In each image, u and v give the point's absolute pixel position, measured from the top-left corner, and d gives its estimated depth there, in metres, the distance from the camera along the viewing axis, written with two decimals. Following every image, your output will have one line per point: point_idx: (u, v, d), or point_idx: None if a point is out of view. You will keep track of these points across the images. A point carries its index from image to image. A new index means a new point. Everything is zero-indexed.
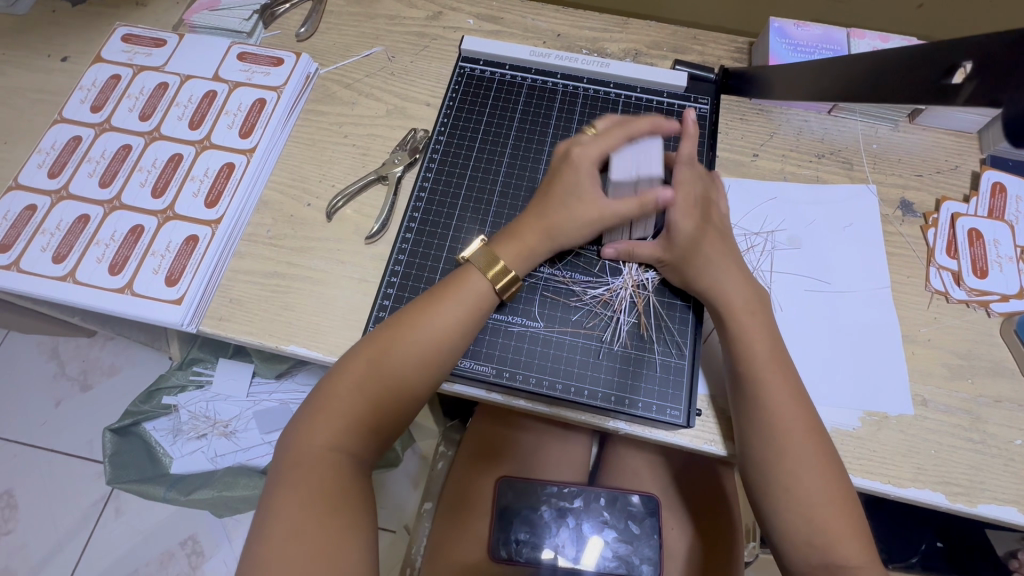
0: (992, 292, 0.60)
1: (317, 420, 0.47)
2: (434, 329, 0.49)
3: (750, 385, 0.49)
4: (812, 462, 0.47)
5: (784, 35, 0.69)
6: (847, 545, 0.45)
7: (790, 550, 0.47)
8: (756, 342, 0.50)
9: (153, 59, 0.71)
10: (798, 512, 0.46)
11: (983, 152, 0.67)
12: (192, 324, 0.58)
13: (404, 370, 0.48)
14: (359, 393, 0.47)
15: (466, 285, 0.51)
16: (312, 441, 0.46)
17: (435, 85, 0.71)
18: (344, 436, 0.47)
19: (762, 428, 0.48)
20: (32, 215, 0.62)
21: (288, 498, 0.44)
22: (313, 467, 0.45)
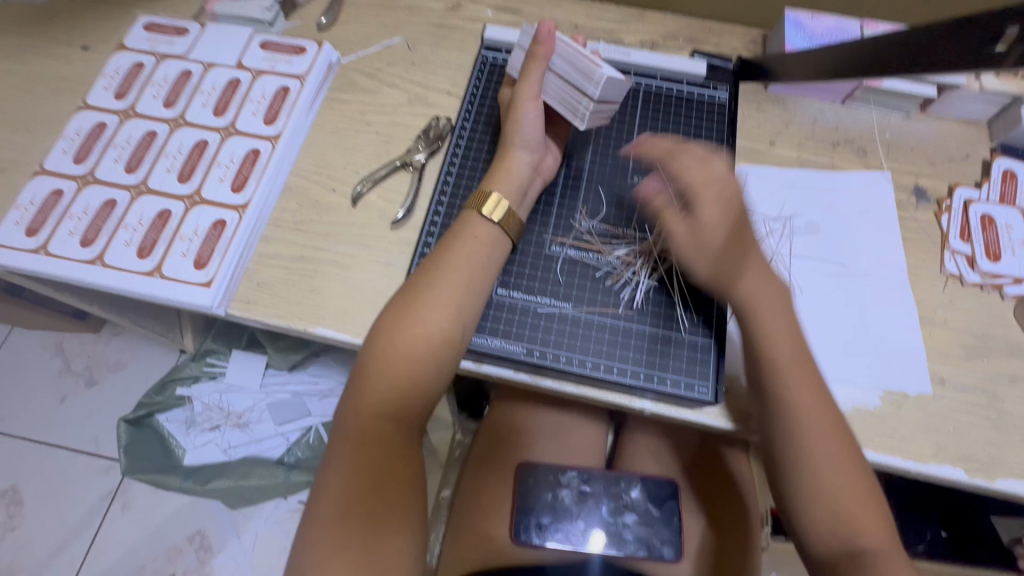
0: (1005, 275, 0.62)
1: (359, 390, 0.47)
2: (453, 280, 0.50)
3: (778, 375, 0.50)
4: (838, 453, 0.48)
5: (799, 26, 0.70)
6: (862, 528, 0.47)
7: (807, 531, 0.48)
8: (779, 335, 0.51)
9: (176, 47, 0.71)
10: (819, 495, 0.48)
11: (993, 140, 0.69)
12: (221, 307, 0.59)
13: (430, 321, 0.48)
14: (391, 352, 0.47)
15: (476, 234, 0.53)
16: (353, 407, 0.47)
17: (455, 74, 0.72)
18: (387, 401, 0.47)
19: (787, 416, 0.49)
20: (58, 200, 0.62)
21: (338, 466, 0.45)
22: (358, 432, 0.46)
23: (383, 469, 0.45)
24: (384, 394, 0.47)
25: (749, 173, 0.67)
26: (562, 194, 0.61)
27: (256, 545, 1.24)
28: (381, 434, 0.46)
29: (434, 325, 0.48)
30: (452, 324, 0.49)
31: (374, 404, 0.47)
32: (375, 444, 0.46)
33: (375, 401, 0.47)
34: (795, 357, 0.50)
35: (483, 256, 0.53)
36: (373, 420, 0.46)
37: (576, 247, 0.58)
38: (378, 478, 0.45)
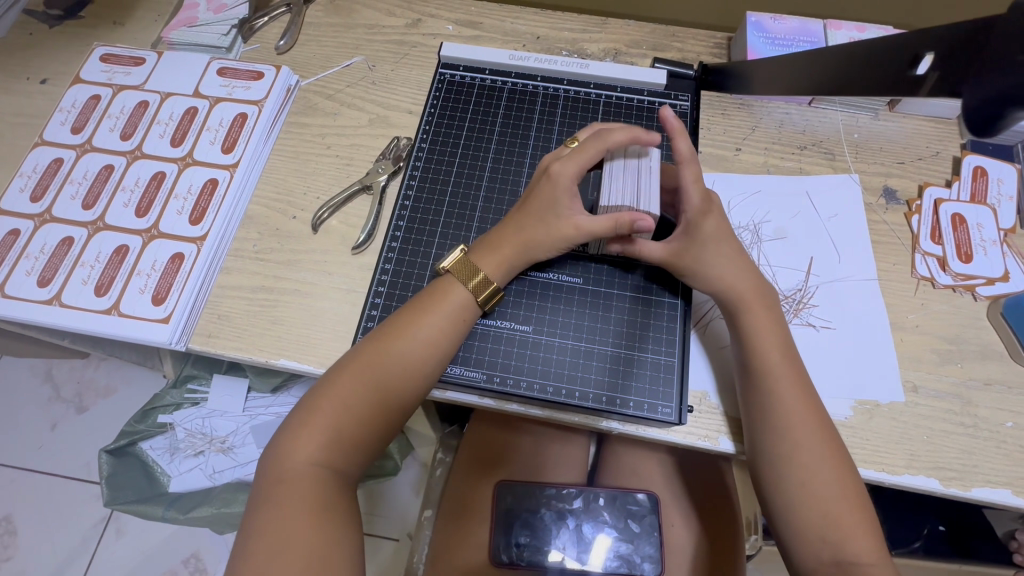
0: (978, 276, 0.61)
1: (301, 439, 0.47)
2: (417, 342, 0.50)
3: (764, 382, 0.49)
4: (829, 464, 0.47)
5: (761, 30, 0.69)
6: (858, 543, 0.45)
7: (799, 546, 0.46)
8: (768, 346, 0.50)
9: (132, 77, 0.71)
10: (811, 508, 0.46)
11: (964, 136, 0.67)
12: (180, 342, 0.58)
13: (388, 378, 0.49)
14: (342, 404, 0.48)
15: (447, 297, 0.51)
16: (298, 450, 0.46)
17: (416, 92, 0.72)
18: (330, 452, 0.47)
19: (764, 420, 0.48)
20: (15, 240, 0.61)
21: (277, 509, 0.44)
22: (297, 475, 0.46)
23: (323, 514, 0.45)
24: (326, 446, 0.47)
25: (716, 181, 0.66)
26: None
27: None
28: (323, 480, 0.46)
29: (393, 385, 0.49)
30: (411, 383, 0.49)
31: (314, 454, 0.47)
32: (314, 489, 0.45)
33: (319, 449, 0.47)
34: (782, 357, 0.50)
35: (451, 318, 0.51)
36: (317, 465, 0.46)
37: (536, 268, 0.57)
38: (316, 523, 0.44)
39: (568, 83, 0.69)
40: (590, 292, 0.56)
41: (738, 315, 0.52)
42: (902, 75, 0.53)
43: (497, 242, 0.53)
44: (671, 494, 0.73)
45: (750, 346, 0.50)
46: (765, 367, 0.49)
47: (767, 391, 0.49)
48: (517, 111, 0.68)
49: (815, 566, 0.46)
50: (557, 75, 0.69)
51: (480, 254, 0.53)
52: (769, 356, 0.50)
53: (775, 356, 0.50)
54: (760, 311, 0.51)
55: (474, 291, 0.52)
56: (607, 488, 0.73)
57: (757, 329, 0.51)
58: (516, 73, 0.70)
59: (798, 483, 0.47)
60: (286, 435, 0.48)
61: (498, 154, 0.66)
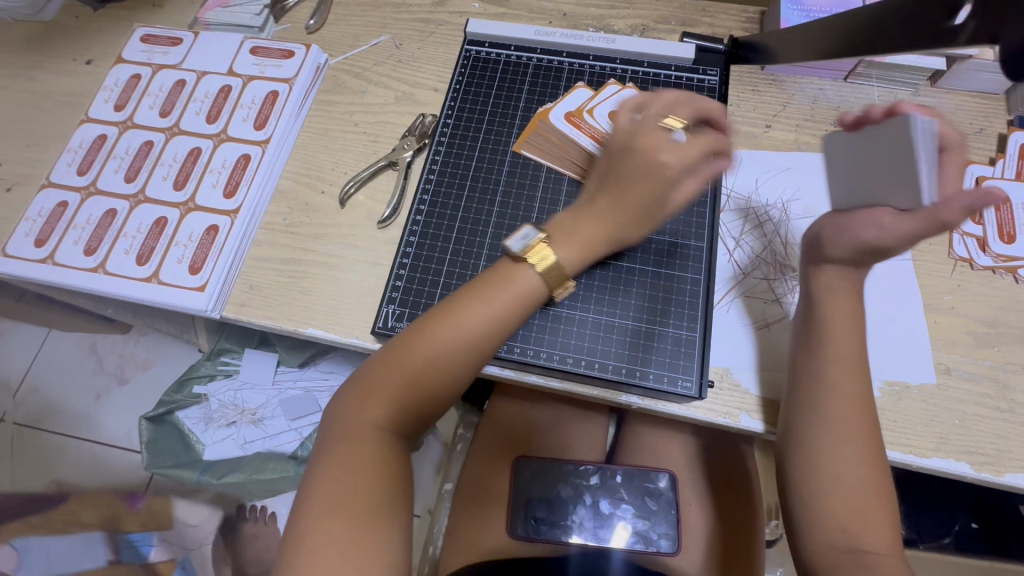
0: (1020, 258, 0.58)
1: (367, 400, 0.48)
2: (482, 312, 0.48)
3: (817, 375, 0.48)
4: (866, 462, 0.46)
5: (796, 2, 0.67)
6: (874, 533, 0.44)
7: (815, 530, 0.46)
8: (841, 346, 0.48)
9: (170, 57, 0.73)
10: (834, 500, 0.45)
11: (1011, 113, 0.64)
12: (215, 310, 0.61)
13: (452, 351, 0.48)
14: (405, 371, 0.48)
15: (519, 274, 0.49)
16: (367, 408, 0.48)
17: (442, 70, 0.72)
18: (392, 415, 0.48)
19: (815, 411, 0.47)
20: (64, 211, 0.65)
21: (336, 467, 0.45)
22: (362, 434, 0.47)
23: (383, 478, 0.46)
24: (392, 408, 0.48)
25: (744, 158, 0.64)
26: (542, 192, 0.63)
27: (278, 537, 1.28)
28: (386, 443, 0.48)
29: (456, 356, 0.48)
30: (472, 354, 0.49)
31: (375, 415, 0.48)
32: (377, 453, 0.47)
33: (383, 412, 0.48)
34: (854, 355, 0.48)
35: (522, 301, 0.49)
36: (378, 428, 0.48)
37: None
38: (370, 488, 0.45)
39: (594, 59, 0.68)
40: (606, 261, 0.56)
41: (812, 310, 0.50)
42: (934, 28, 0.44)
43: (576, 230, 0.51)
44: (687, 476, 0.73)
45: (829, 341, 0.48)
46: (830, 362, 0.48)
47: (822, 386, 0.47)
48: (543, 87, 0.68)
49: (824, 550, 0.45)
50: (583, 50, 0.69)
51: (558, 241, 0.51)
52: (836, 353, 0.48)
53: (846, 352, 0.48)
54: (837, 313, 0.49)
55: (548, 281, 0.49)
56: (625, 467, 0.74)
57: (831, 324, 0.49)
58: (541, 49, 0.70)
59: (830, 475, 0.46)
60: (352, 396, 0.49)
61: (522, 129, 0.66)
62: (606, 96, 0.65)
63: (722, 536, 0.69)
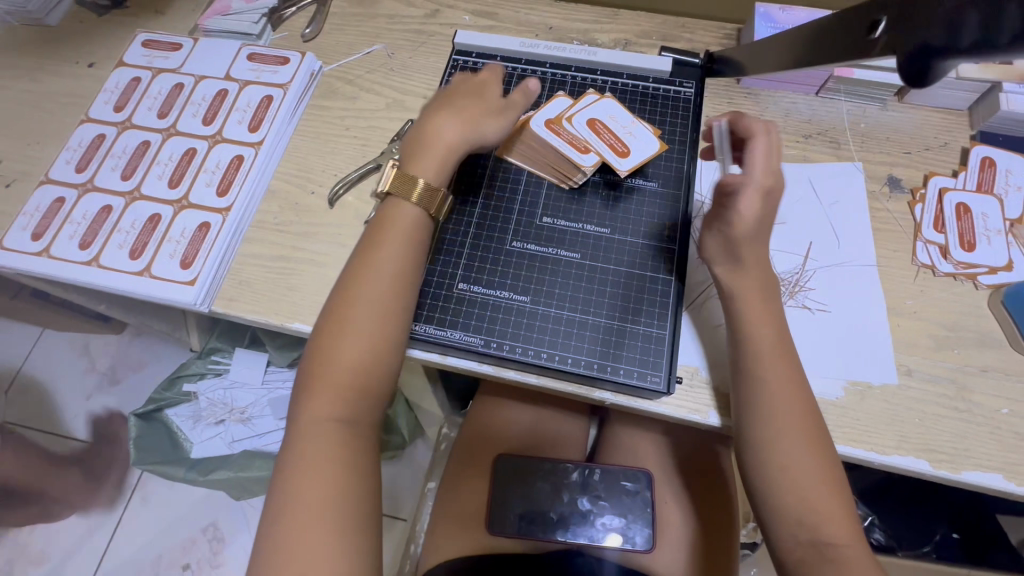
0: (979, 265, 0.61)
1: (311, 397, 0.49)
2: (386, 272, 0.52)
3: (749, 369, 0.50)
4: (811, 451, 0.48)
5: (769, 20, 0.70)
6: (833, 524, 0.46)
7: (780, 526, 0.48)
8: (759, 335, 0.51)
9: (170, 61, 0.76)
10: (789, 494, 0.47)
11: (973, 128, 0.67)
12: (204, 304, 0.63)
13: (371, 321, 0.51)
14: (336, 355, 0.50)
15: (399, 224, 0.54)
16: (309, 405, 0.49)
17: (431, 78, 0.75)
18: (340, 404, 0.49)
19: (752, 406, 0.49)
20: (61, 207, 0.67)
21: (299, 468, 0.47)
22: (314, 430, 0.48)
23: (348, 465, 0.47)
24: (336, 397, 0.49)
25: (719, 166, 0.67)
26: (523, 191, 0.62)
27: None
28: (340, 432, 0.49)
29: (377, 324, 0.51)
30: (393, 317, 0.52)
31: (323, 409, 0.49)
32: (335, 443, 0.48)
33: (329, 404, 0.49)
34: (777, 340, 0.50)
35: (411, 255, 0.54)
36: (328, 419, 0.49)
37: (532, 243, 0.60)
38: (335, 479, 0.47)
39: (576, 70, 0.71)
40: (576, 258, 0.59)
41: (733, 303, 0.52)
42: (857, 41, 0.47)
43: (429, 153, 0.56)
44: (665, 475, 0.75)
45: (744, 334, 0.51)
46: (757, 356, 0.50)
47: (755, 382, 0.50)
48: None
49: (791, 546, 0.47)
50: (566, 62, 0.72)
51: (417, 159, 0.55)
52: (761, 346, 0.50)
53: (766, 343, 0.50)
54: (755, 303, 0.51)
55: (419, 202, 0.54)
56: (605, 466, 0.74)
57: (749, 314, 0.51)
58: (526, 59, 0.73)
59: (780, 468, 0.48)
60: (298, 398, 0.50)
61: None
62: (584, 105, 0.65)
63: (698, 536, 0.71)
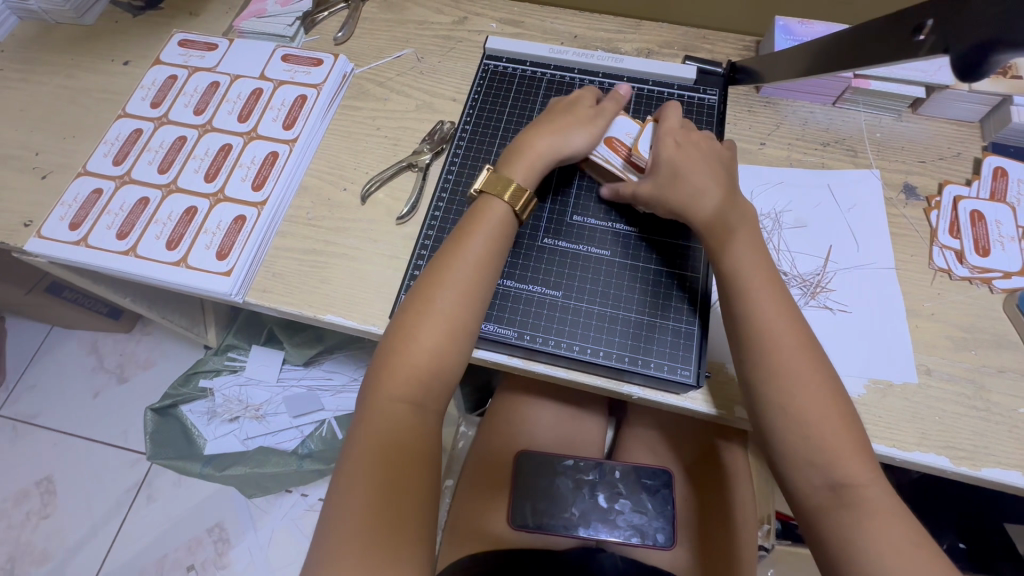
0: (994, 270, 0.63)
1: (384, 377, 0.51)
2: (468, 263, 0.54)
3: (739, 304, 0.51)
4: (811, 383, 0.48)
5: (788, 32, 0.73)
6: (849, 463, 0.46)
7: (794, 471, 0.48)
8: (744, 266, 0.52)
9: (206, 61, 0.78)
10: (796, 433, 0.48)
11: (984, 139, 0.70)
12: (239, 295, 0.64)
13: (450, 309, 0.52)
14: (414, 339, 0.51)
15: (487, 216, 0.56)
16: (383, 384, 0.51)
17: (461, 82, 0.77)
18: (410, 387, 0.51)
19: (748, 341, 0.50)
20: (98, 198, 0.69)
21: (366, 445, 0.48)
22: (385, 410, 0.50)
23: (412, 447, 0.49)
24: (408, 380, 0.51)
25: (741, 171, 0.69)
26: (555, 191, 0.64)
27: (271, 541, 1.27)
28: (408, 414, 0.50)
29: (456, 312, 0.52)
30: (471, 306, 0.53)
31: (394, 390, 0.50)
32: (402, 424, 0.50)
33: (401, 386, 0.51)
34: (759, 276, 0.52)
35: (493, 248, 0.55)
36: (398, 400, 0.50)
37: (568, 240, 0.61)
38: (398, 459, 0.48)
39: (603, 76, 0.74)
40: (608, 255, 0.60)
41: (721, 241, 0.54)
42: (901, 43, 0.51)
43: (521, 154, 0.59)
44: (676, 472, 0.77)
45: (728, 268, 0.53)
46: (748, 289, 0.51)
47: (747, 315, 0.51)
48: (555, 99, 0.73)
49: (809, 492, 0.47)
50: (593, 68, 0.74)
51: (511, 165, 0.58)
52: (749, 278, 0.52)
53: (755, 275, 0.52)
54: (732, 236, 0.53)
55: (510, 201, 0.56)
56: (624, 463, 0.75)
57: (735, 256, 0.53)
58: (555, 65, 0.75)
59: (783, 407, 0.48)
60: (373, 376, 0.52)
61: None
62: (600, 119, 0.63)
63: (697, 518, 0.74)
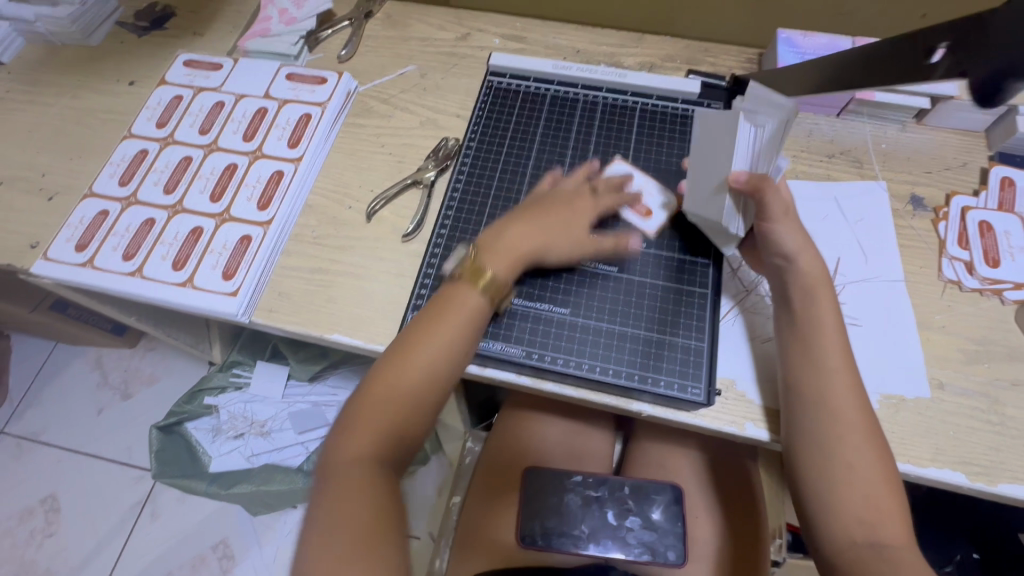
0: (1005, 281, 0.62)
1: (348, 441, 0.50)
2: (441, 335, 0.52)
3: (814, 363, 0.52)
4: (868, 446, 0.50)
5: (791, 45, 0.73)
6: (890, 526, 0.48)
7: (835, 527, 0.49)
8: (824, 327, 0.53)
9: (211, 80, 0.79)
10: (851, 491, 0.49)
11: (991, 148, 0.70)
12: (245, 315, 0.64)
13: (417, 381, 0.51)
14: (380, 407, 0.50)
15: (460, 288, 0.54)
16: (348, 449, 0.49)
17: (464, 98, 0.77)
18: (376, 453, 0.49)
19: (816, 399, 0.51)
20: (104, 219, 0.69)
21: (330, 506, 0.47)
22: (346, 474, 0.48)
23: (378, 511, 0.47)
24: (373, 446, 0.50)
25: None
26: None
27: (276, 557, 1.26)
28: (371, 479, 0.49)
29: (423, 384, 0.51)
30: (438, 378, 0.52)
31: (358, 454, 0.49)
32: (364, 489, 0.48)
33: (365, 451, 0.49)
34: (835, 339, 0.52)
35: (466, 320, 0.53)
36: (361, 464, 0.49)
37: None
38: (360, 525, 0.46)
39: (607, 91, 0.74)
40: (614, 272, 0.60)
41: (799, 298, 0.54)
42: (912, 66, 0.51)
43: (501, 249, 0.56)
44: (690, 490, 0.76)
45: (806, 329, 0.53)
46: (823, 350, 0.52)
47: (816, 372, 0.51)
48: (559, 114, 0.73)
49: (847, 546, 0.48)
50: (596, 83, 0.74)
51: (491, 261, 0.55)
52: (825, 339, 0.52)
53: (830, 337, 0.52)
54: (816, 299, 0.54)
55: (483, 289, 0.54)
56: (632, 479, 0.74)
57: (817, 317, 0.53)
58: (558, 81, 0.75)
59: (842, 466, 0.49)
60: (337, 438, 0.50)
61: (540, 153, 0.71)
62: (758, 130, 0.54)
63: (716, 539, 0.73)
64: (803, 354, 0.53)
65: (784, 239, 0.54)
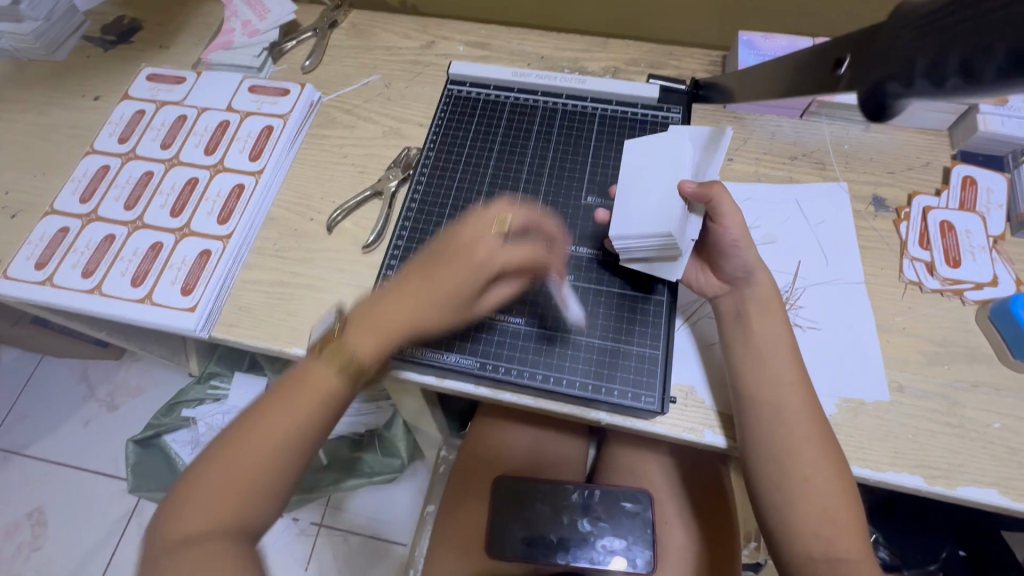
0: (965, 281, 0.62)
1: (247, 435, 0.50)
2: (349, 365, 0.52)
3: (767, 378, 0.52)
4: (824, 459, 0.49)
5: (752, 47, 0.73)
6: (848, 539, 0.48)
7: (794, 541, 0.49)
8: (775, 343, 0.53)
9: (174, 94, 0.78)
10: (810, 505, 0.49)
11: (953, 147, 0.69)
12: (204, 330, 0.64)
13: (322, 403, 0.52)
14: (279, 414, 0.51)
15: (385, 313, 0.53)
16: (245, 445, 0.50)
17: (427, 107, 0.77)
18: (271, 458, 0.50)
19: (770, 415, 0.51)
20: (64, 237, 0.69)
21: (212, 492, 0.48)
22: (235, 467, 0.49)
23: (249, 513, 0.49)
24: (270, 452, 0.50)
25: None
26: None
27: None
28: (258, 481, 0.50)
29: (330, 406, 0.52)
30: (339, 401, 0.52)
31: (252, 452, 0.50)
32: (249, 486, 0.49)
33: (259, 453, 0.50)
34: (785, 353, 0.53)
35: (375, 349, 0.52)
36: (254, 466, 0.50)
37: None
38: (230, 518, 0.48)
39: (567, 97, 0.74)
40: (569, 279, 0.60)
41: (752, 314, 0.54)
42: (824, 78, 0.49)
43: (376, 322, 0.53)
44: (663, 495, 0.75)
45: (756, 344, 0.53)
46: (776, 365, 0.52)
47: (771, 389, 0.51)
48: (519, 122, 0.73)
49: (805, 560, 0.48)
50: (557, 90, 0.74)
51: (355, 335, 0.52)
52: (778, 355, 0.52)
53: (782, 351, 0.53)
54: (766, 315, 0.54)
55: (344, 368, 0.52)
56: (603, 486, 0.73)
57: (765, 332, 0.54)
58: (518, 88, 0.75)
59: (799, 481, 0.49)
60: (236, 430, 0.51)
61: (499, 161, 0.71)
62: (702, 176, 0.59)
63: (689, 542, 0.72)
64: (754, 370, 0.52)
65: (738, 255, 0.55)
